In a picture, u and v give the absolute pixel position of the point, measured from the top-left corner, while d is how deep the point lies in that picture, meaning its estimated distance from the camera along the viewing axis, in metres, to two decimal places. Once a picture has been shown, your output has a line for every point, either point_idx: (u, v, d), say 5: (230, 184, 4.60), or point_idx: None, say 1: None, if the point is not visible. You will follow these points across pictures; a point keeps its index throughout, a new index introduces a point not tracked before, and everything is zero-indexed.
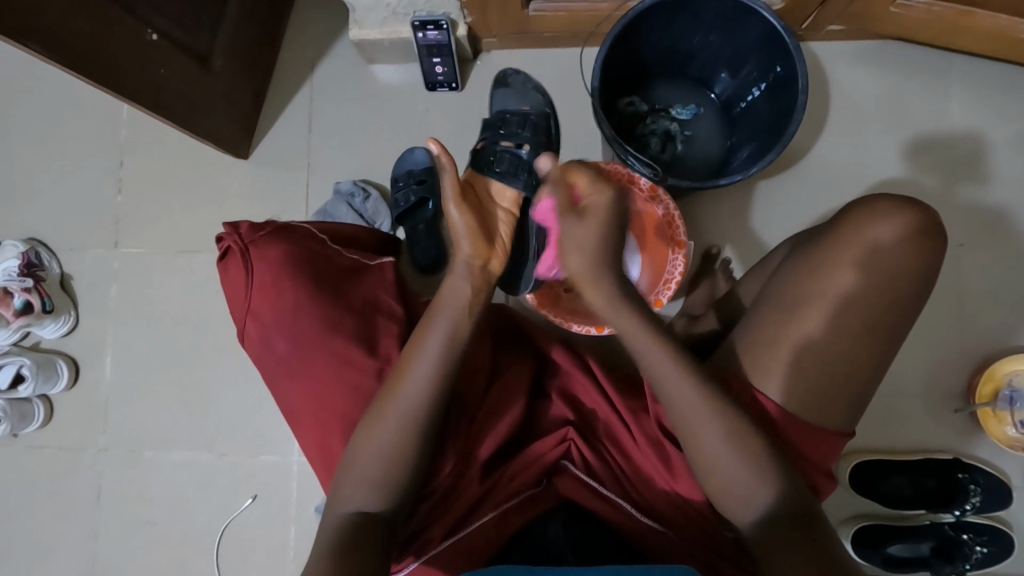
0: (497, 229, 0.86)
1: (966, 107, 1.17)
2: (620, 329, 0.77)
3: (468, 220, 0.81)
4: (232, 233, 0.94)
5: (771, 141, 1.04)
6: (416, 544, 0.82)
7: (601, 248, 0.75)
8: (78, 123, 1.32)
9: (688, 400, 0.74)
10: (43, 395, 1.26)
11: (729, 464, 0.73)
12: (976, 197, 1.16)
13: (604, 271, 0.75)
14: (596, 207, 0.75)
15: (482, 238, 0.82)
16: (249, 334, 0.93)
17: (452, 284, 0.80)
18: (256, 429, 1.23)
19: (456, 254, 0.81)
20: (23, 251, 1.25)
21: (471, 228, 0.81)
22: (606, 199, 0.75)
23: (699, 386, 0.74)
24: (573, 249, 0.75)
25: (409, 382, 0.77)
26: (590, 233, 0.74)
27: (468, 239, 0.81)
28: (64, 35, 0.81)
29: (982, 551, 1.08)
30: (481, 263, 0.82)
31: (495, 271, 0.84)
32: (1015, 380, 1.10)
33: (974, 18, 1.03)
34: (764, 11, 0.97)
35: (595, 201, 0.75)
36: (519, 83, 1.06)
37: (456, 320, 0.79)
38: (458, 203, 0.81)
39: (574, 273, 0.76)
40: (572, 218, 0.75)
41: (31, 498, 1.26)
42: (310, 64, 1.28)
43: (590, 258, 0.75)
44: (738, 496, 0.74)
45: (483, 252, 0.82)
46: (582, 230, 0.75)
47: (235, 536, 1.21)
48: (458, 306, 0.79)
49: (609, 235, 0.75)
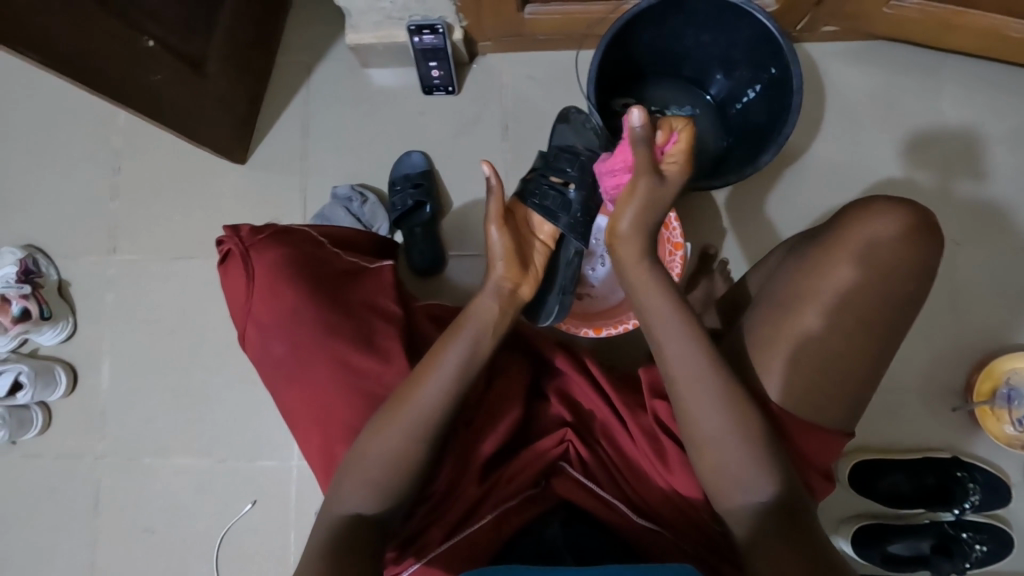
0: (532, 257, 0.87)
1: (960, 106, 1.18)
2: (648, 292, 0.80)
3: (507, 243, 0.83)
4: (233, 236, 0.95)
5: (767, 141, 1.05)
6: (413, 547, 0.82)
7: (655, 212, 0.79)
8: (74, 129, 1.32)
9: (696, 380, 0.75)
10: (41, 403, 1.26)
11: (732, 444, 0.73)
12: (971, 196, 1.17)
13: (647, 230, 0.80)
14: (673, 175, 0.79)
15: (517, 263, 0.84)
16: (249, 337, 0.94)
17: (480, 303, 0.82)
18: (255, 433, 1.23)
19: (489, 274, 0.83)
20: (20, 258, 1.25)
21: (507, 250, 0.83)
22: (683, 173, 0.79)
23: (711, 368, 0.75)
24: (631, 209, 0.79)
25: (426, 391, 0.76)
26: (662, 193, 0.78)
27: (503, 261, 0.83)
28: (59, 43, 0.81)
29: (982, 549, 1.08)
30: (511, 285, 0.84)
31: (524, 296, 0.85)
32: (1013, 377, 1.10)
33: (965, 17, 1.04)
34: (758, 11, 0.98)
35: (673, 176, 0.79)
36: (579, 121, 0.99)
37: (482, 331, 0.80)
38: (501, 226, 0.83)
39: (621, 231, 0.80)
40: (653, 174, 0.77)
41: (30, 504, 1.26)
42: (306, 68, 1.28)
43: (643, 214, 0.79)
44: (740, 488, 0.73)
45: (515, 275, 0.83)
46: (656, 190, 0.78)
47: (233, 541, 1.21)
48: (483, 323, 0.80)
49: (663, 207, 0.80)
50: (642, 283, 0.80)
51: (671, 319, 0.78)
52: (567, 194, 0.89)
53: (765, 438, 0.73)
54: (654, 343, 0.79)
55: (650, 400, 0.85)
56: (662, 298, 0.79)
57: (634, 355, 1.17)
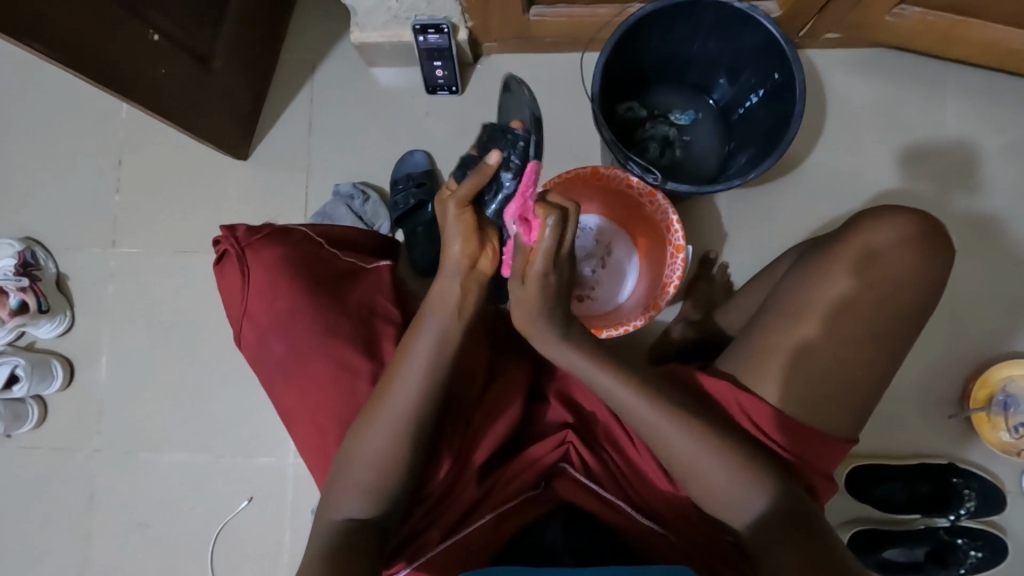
0: (490, 233, 0.72)
1: (961, 114, 1.19)
2: (586, 368, 0.75)
3: (469, 221, 0.69)
4: (230, 235, 0.96)
5: (768, 148, 1.05)
6: (410, 549, 0.81)
7: (542, 309, 0.71)
8: (75, 122, 1.32)
9: (647, 412, 0.74)
10: (37, 396, 1.26)
11: (701, 457, 0.73)
12: (971, 206, 1.17)
13: (541, 324, 0.73)
14: (542, 270, 0.70)
15: (476, 238, 0.71)
16: (246, 335, 0.94)
17: (441, 285, 0.73)
18: (252, 431, 1.23)
19: (445, 253, 0.71)
20: (18, 251, 1.25)
21: (468, 228, 0.70)
22: (548, 262, 0.69)
23: (668, 406, 0.74)
24: (515, 301, 0.72)
25: (399, 389, 0.74)
26: (527, 299, 0.71)
27: (459, 240, 0.70)
28: (64, 36, 0.81)
29: (976, 556, 1.09)
30: (470, 262, 0.72)
31: (487, 269, 0.74)
32: (1010, 386, 1.11)
33: (969, 27, 1.05)
34: (762, 17, 0.98)
35: (534, 274, 0.69)
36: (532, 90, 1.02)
37: (446, 322, 0.74)
38: (462, 206, 0.69)
39: (513, 319, 0.75)
40: (516, 282, 0.71)
41: (23, 498, 1.25)
42: (312, 65, 1.28)
43: (531, 315, 0.72)
44: (728, 500, 0.74)
45: (474, 253, 0.71)
46: (525, 299, 0.71)
47: (229, 538, 1.21)
48: (448, 309, 0.73)
49: (551, 295, 0.71)
50: (565, 356, 0.75)
51: (611, 372, 0.75)
52: (503, 180, 0.69)
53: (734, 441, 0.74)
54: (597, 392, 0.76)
55: None
56: (592, 361, 0.75)
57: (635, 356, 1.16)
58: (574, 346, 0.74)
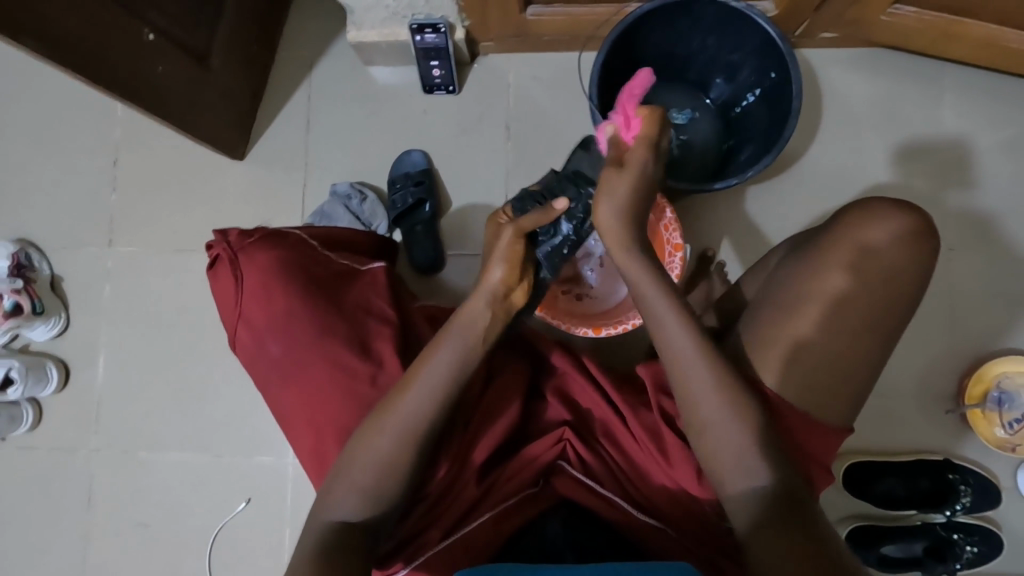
0: (526, 271, 0.81)
1: (956, 112, 1.20)
2: (645, 297, 0.78)
3: (512, 248, 0.79)
4: (222, 241, 0.96)
5: (767, 146, 1.06)
6: (408, 549, 0.81)
7: (632, 203, 0.77)
8: (69, 122, 1.31)
9: (683, 344, 0.76)
10: (33, 399, 1.25)
11: (719, 409, 0.74)
12: (967, 204, 1.18)
13: (624, 228, 0.78)
14: (639, 161, 0.77)
15: (517, 268, 0.79)
16: (241, 340, 0.94)
17: (470, 307, 0.77)
18: (250, 431, 1.22)
19: (486, 279, 0.78)
20: (12, 252, 1.23)
21: (510, 256, 0.79)
22: (645, 155, 0.77)
23: (703, 350, 0.76)
24: (605, 198, 0.77)
25: (411, 397, 0.75)
26: (621, 190, 0.77)
27: (502, 266, 0.78)
28: (61, 34, 0.80)
29: (972, 551, 1.10)
30: (503, 291, 0.79)
31: (516, 304, 0.81)
32: (1003, 383, 1.12)
33: (964, 27, 1.06)
34: (759, 17, 0.99)
35: (636, 158, 0.77)
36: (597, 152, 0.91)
37: (468, 345, 0.76)
38: (516, 232, 0.79)
39: (599, 224, 0.79)
40: (612, 170, 0.78)
41: (18, 501, 1.24)
42: (309, 64, 1.27)
43: (617, 218, 0.77)
44: (733, 467, 0.74)
45: (510, 282, 0.79)
46: (618, 187, 0.77)
47: (228, 539, 1.20)
48: (473, 331, 0.77)
49: (642, 190, 0.78)
50: (634, 276, 0.78)
51: (665, 304, 0.77)
52: (559, 227, 0.84)
53: (751, 408, 0.75)
54: (647, 318, 0.79)
55: (655, 396, 0.84)
56: (658, 285, 0.78)
57: (634, 354, 1.16)
58: (642, 267, 0.78)
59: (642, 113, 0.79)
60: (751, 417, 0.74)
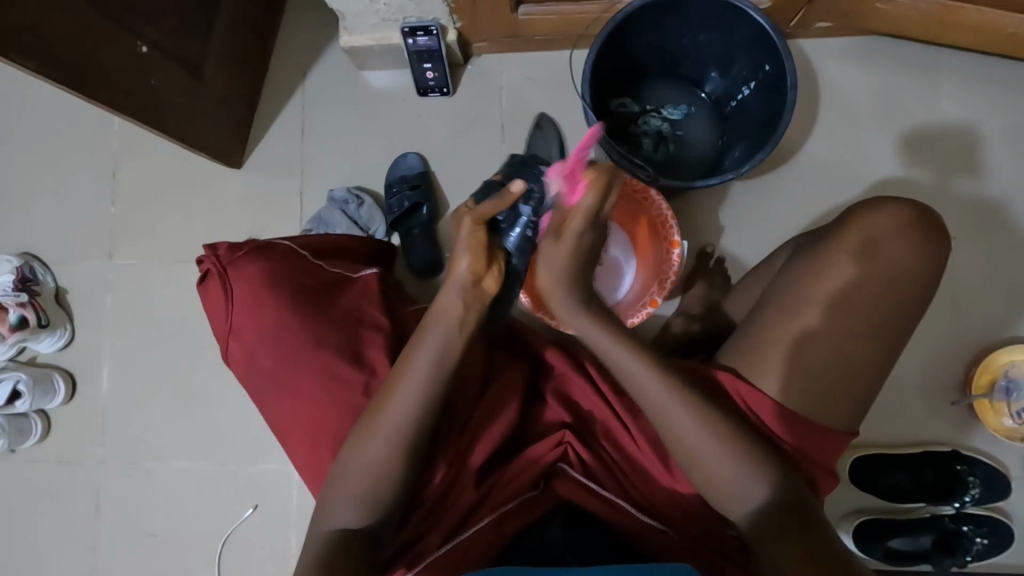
0: (496, 253, 0.74)
1: (957, 100, 1.18)
2: (605, 347, 0.76)
3: (479, 237, 0.71)
4: (211, 255, 0.97)
5: (763, 139, 1.04)
6: (409, 555, 0.80)
7: (571, 270, 0.72)
8: (69, 135, 1.32)
9: (654, 385, 0.74)
10: (41, 410, 1.26)
11: (699, 443, 0.73)
12: (969, 192, 1.17)
13: (564, 291, 0.73)
14: (578, 230, 0.70)
15: (484, 256, 0.72)
16: (234, 354, 0.95)
17: (444, 301, 0.73)
18: (254, 437, 1.23)
19: (453, 268, 0.72)
20: (17, 266, 1.25)
21: (476, 245, 0.71)
22: (583, 226, 0.69)
23: (674, 390, 0.74)
24: (542, 264, 0.72)
25: (397, 398, 0.74)
26: (558, 259, 0.71)
27: (468, 255, 0.71)
28: (53, 51, 0.81)
29: (983, 542, 1.09)
30: (474, 279, 0.73)
31: (489, 291, 0.74)
32: (1012, 370, 1.10)
33: (960, 12, 1.04)
34: (751, 9, 0.98)
35: (573, 229, 0.70)
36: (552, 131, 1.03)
37: (448, 333, 0.74)
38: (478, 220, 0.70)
39: (539, 284, 0.74)
40: (550, 240, 0.71)
41: (29, 512, 1.26)
42: (302, 71, 1.28)
43: (556, 281, 0.72)
44: (727, 488, 0.73)
45: (481, 270, 0.72)
46: (555, 258, 0.71)
47: (235, 545, 1.21)
48: (450, 323, 0.74)
49: (581, 257, 0.72)
50: (589, 332, 0.76)
51: (625, 352, 0.75)
52: (519, 211, 0.75)
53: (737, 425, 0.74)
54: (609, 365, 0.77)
55: None
56: (613, 338, 0.75)
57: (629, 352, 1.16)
58: (594, 322, 0.75)
59: (590, 174, 0.69)
60: (740, 430, 0.74)
